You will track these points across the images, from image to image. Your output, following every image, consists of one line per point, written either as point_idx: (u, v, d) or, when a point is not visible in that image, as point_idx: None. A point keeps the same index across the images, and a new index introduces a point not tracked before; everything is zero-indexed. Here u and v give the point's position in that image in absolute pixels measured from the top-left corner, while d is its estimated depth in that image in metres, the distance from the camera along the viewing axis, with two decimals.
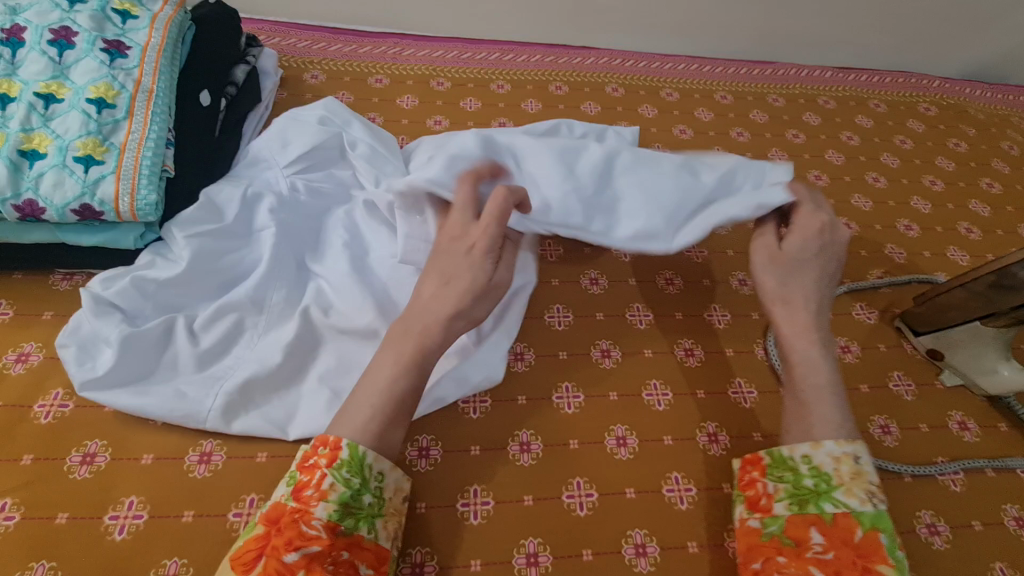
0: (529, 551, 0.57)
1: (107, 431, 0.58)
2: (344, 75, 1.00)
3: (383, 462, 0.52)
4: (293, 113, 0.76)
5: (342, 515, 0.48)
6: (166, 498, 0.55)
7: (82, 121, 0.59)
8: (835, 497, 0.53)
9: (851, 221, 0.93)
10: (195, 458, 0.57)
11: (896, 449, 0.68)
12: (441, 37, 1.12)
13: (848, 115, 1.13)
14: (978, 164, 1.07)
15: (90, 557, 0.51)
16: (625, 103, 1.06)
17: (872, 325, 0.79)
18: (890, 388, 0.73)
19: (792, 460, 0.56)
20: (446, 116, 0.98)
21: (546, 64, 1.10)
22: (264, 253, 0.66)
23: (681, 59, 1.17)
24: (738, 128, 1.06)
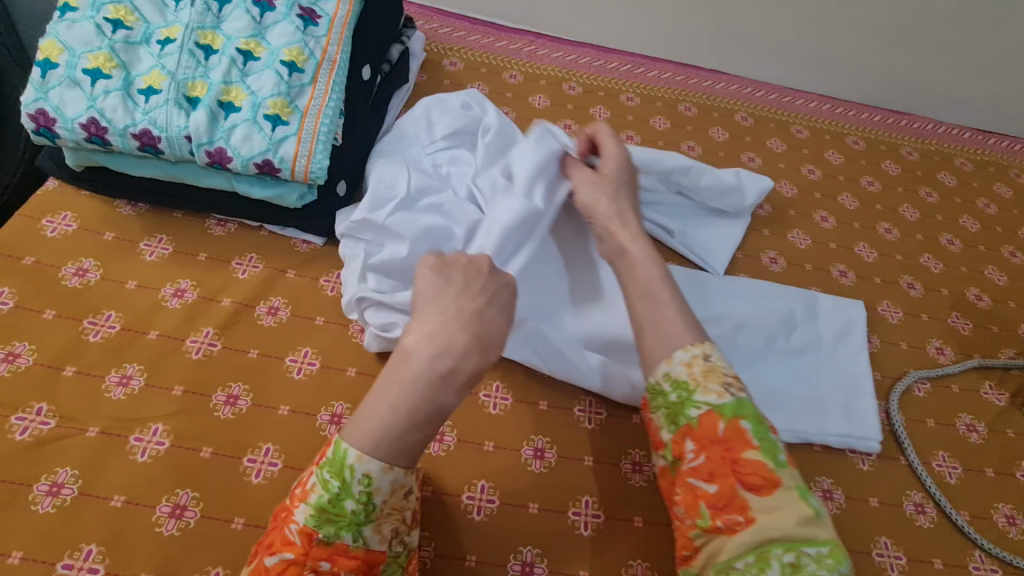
0: (637, 574, 0.56)
1: (250, 377, 0.61)
2: (481, 66, 1.02)
3: (369, 463, 0.45)
4: (438, 96, 0.77)
5: (320, 523, 0.45)
6: (300, 451, 0.57)
7: (275, 80, 0.62)
8: (695, 402, 0.51)
9: (983, 293, 0.88)
10: (327, 417, 0.60)
11: (1021, 543, 0.64)
12: (575, 42, 1.12)
13: (984, 180, 1.07)
14: None
15: (228, 495, 0.54)
16: (753, 134, 1.04)
17: (1001, 407, 0.75)
18: (1017, 477, 0.69)
19: (656, 382, 0.54)
20: (576, 121, 0.98)
21: (676, 82, 1.09)
22: (417, 218, 0.66)
23: (813, 97, 1.14)
24: (868, 176, 1.02)
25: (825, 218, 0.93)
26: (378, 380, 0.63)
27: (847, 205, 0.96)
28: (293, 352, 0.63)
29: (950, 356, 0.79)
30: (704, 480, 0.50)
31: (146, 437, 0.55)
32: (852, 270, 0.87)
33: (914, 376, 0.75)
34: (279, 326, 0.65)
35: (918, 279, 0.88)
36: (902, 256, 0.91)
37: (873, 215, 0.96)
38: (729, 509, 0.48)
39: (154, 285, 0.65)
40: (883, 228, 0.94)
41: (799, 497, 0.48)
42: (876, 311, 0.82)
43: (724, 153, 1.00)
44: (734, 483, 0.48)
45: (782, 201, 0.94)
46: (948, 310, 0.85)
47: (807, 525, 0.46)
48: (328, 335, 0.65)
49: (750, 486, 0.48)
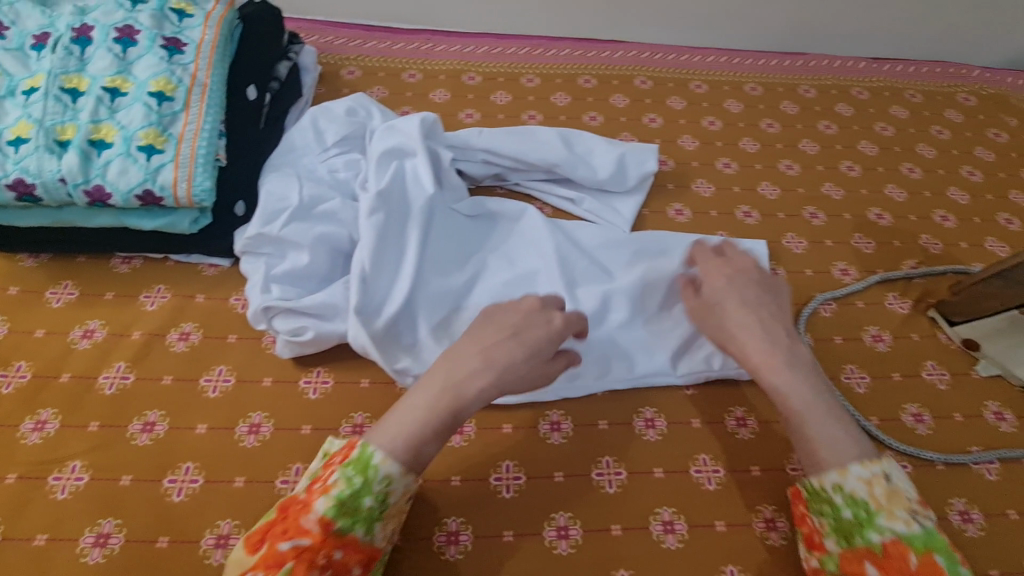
0: (560, 525, 0.58)
1: (166, 403, 0.62)
2: (379, 71, 1.04)
3: (391, 464, 0.52)
4: (322, 105, 0.79)
5: (338, 513, 0.50)
6: (220, 465, 0.59)
7: (145, 112, 0.63)
8: (879, 525, 0.52)
9: (884, 212, 0.92)
10: (245, 428, 0.61)
11: (929, 438, 0.68)
12: (471, 34, 1.14)
13: (881, 105, 1.11)
14: (1019, 155, 1.04)
15: (152, 517, 0.55)
16: (653, 96, 1.07)
17: (906, 315, 0.78)
18: (923, 377, 0.72)
19: (825, 491, 0.55)
20: (477, 110, 1.00)
21: (574, 57, 1.11)
22: (313, 225, 0.68)
23: (710, 52, 1.17)
24: (768, 119, 1.05)
25: (727, 164, 0.96)
26: (293, 385, 0.64)
27: (748, 148, 0.99)
28: (207, 372, 0.65)
29: (855, 275, 0.83)
30: None
31: (65, 475, 0.57)
32: (756, 209, 0.90)
33: (829, 298, 0.78)
34: (191, 349, 0.66)
35: (821, 208, 0.91)
36: (804, 189, 0.94)
37: (774, 155, 0.99)
38: None
39: (62, 330, 0.66)
40: (784, 165, 0.97)
41: None
42: (781, 243, 0.86)
43: (626, 118, 1.03)
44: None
45: (684, 155, 0.97)
46: (851, 232, 0.88)
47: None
48: (240, 350, 0.66)
49: None
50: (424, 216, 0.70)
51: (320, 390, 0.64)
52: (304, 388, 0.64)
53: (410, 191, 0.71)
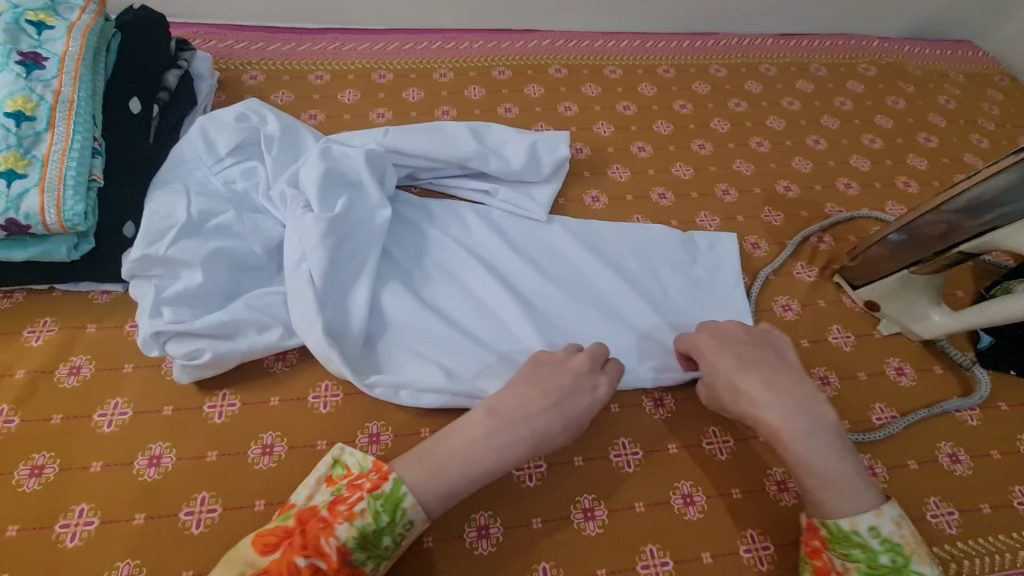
0: (480, 524, 0.58)
1: (55, 443, 0.58)
2: (283, 74, 1.00)
3: (419, 510, 0.51)
4: (211, 113, 0.75)
5: (357, 546, 0.49)
6: (117, 503, 0.56)
7: (1, 135, 0.59)
8: (913, 570, 0.51)
9: (792, 184, 0.95)
10: (144, 462, 0.58)
11: (836, 399, 0.71)
12: (380, 31, 1.11)
13: (788, 80, 1.14)
14: (916, 120, 1.10)
15: (44, 566, 0.52)
16: (568, 84, 1.07)
17: (812, 283, 0.81)
18: (829, 341, 0.75)
19: (858, 534, 0.52)
20: (389, 109, 0.98)
21: (488, 49, 1.10)
22: (204, 242, 0.65)
23: (623, 37, 1.17)
24: (681, 100, 1.07)
25: (642, 147, 0.97)
26: (197, 412, 0.62)
27: (662, 131, 1.01)
28: (101, 407, 0.61)
29: (766, 248, 0.85)
30: None
31: None
32: (670, 190, 0.91)
33: (759, 279, 0.80)
34: (82, 384, 0.62)
35: (733, 184, 0.93)
36: (716, 166, 0.96)
37: (687, 135, 1.01)
38: None
39: None
40: (697, 144, 0.99)
41: None
42: (695, 223, 0.88)
43: (542, 108, 1.02)
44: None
45: (600, 141, 0.97)
46: (761, 207, 0.91)
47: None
48: (137, 379, 0.63)
49: None
50: (372, 231, 0.70)
51: (226, 414, 0.62)
52: (208, 414, 0.61)
53: (357, 206, 0.70)
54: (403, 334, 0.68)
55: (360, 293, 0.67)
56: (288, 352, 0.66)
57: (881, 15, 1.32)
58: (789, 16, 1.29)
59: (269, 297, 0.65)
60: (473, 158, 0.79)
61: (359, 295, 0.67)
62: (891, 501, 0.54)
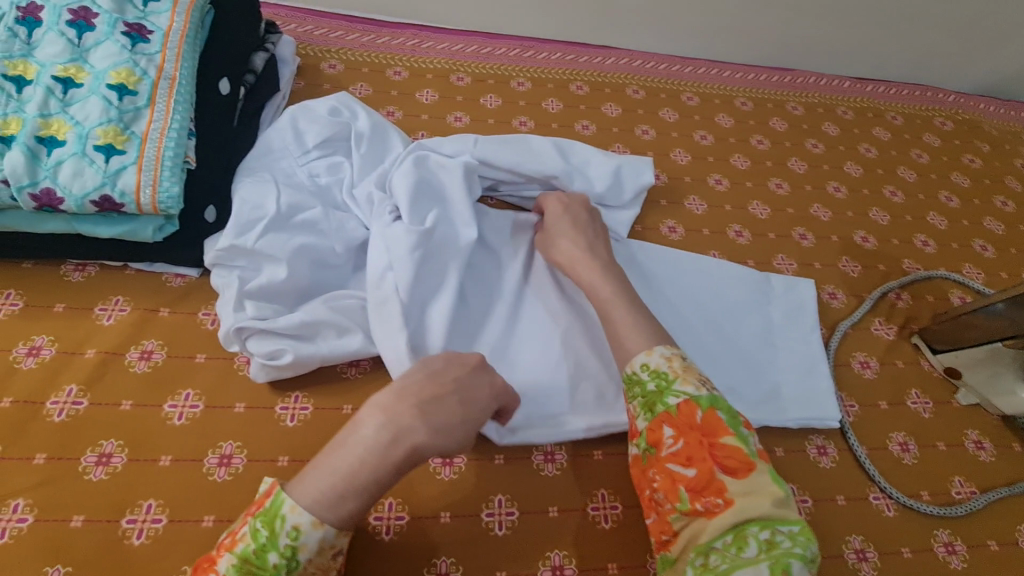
0: (555, 564, 0.57)
1: (124, 432, 0.56)
2: (361, 65, 0.97)
3: (301, 514, 0.45)
4: (303, 103, 0.73)
5: (238, 574, 0.44)
6: (185, 502, 0.53)
7: (103, 107, 0.57)
8: (675, 390, 0.53)
9: (870, 235, 0.92)
10: (214, 461, 0.56)
11: (915, 467, 0.68)
12: (458, 31, 1.08)
13: (865, 126, 1.11)
14: (992, 181, 1.07)
15: (109, 562, 0.50)
16: (646, 106, 1.04)
17: (891, 341, 0.79)
18: (908, 405, 0.73)
19: (634, 373, 0.56)
20: (466, 113, 0.96)
21: (566, 62, 1.07)
22: (290, 236, 0.63)
23: (700, 62, 1.14)
24: (758, 135, 1.04)
25: (719, 180, 0.95)
26: (269, 412, 0.59)
27: (739, 165, 0.98)
28: (172, 398, 0.59)
29: (843, 299, 0.83)
30: (682, 465, 0.51)
31: (6, 515, 0.51)
32: (747, 229, 0.89)
33: (838, 333, 0.77)
34: (154, 371, 0.60)
35: (810, 229, 0.91)
36: (794, 209, 0.94)
37: (764, 173, 0.98)
38: (707, 492, 0.49)
39: (4, 346, 0.59)
40: (774, 183, 0.97)
41: (773, 481, 0.49)
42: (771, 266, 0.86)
43: (619, 129, 0.99)
44: (712, 465, 0.49)
45: (677, 170, 0.95)
46: (839, 256, 0.88)
47: (781, 506, 0.48)
48: (210, 372, 0.61)
49: (726, 468, 0.49)
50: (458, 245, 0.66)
51: (298, 418, 0.60)
52: (281, 415, 0.59)
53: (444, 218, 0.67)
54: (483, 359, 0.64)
55: (441, 309, 0.63)
56: (362, 359, 0.64)
57: (959, 68, 1.29)
58: (867, 59, 1.26)
59: (348, 299, 0.63)
60: (560, 177, 0.77)
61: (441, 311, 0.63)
62: (667, 344, 0.58)
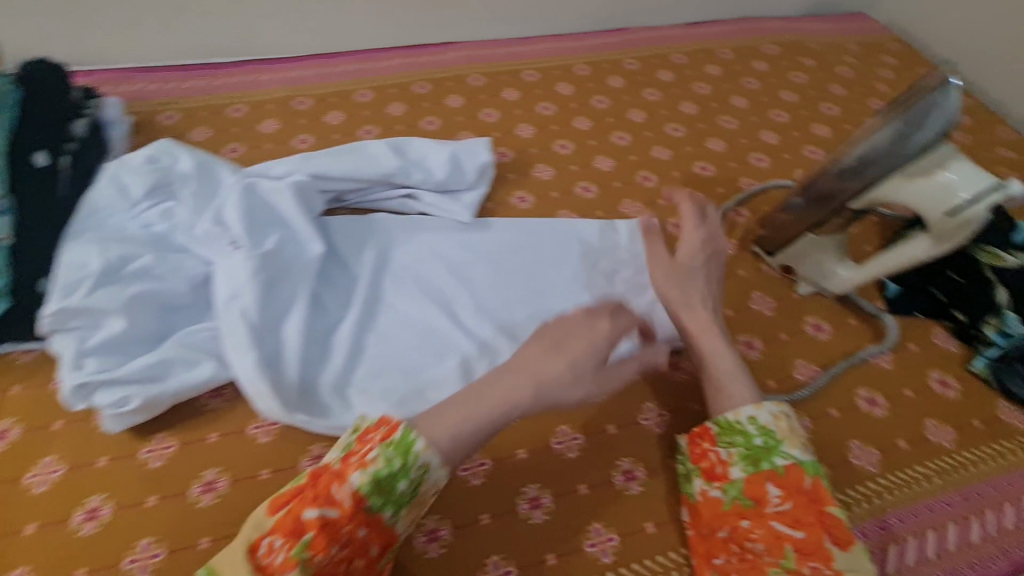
0: (430, 528, 0.60)
1: None
2: (199, 111, 0.99)
3: (431, 453, 0.52)
4: (121, 157, 0.74)
5: (372, 491, 0.50)
6: (58, 562, 0.55)
7: None
8: (783, 451, 0.58)
9: (708, 164, 0.99)
10: (81, 515, 0.57)
11: (762, 362, 0.74)
12: (298, 57, 1.11)
13: (698, 67, 1.19)
14: (817, 92, 1.16)
15: None
16: (486, 92, 1.09)
17: (731, 256, 0.85)
18: (751, 308, 0.79)
19: (740, 423, 0.60)
20: (310, 135, 0.98)
21: (407, 66, 1.12)
22: (123, 287, 0.64)
23: (535, 41, 1.20)
24: (598, 97, 1.10)
25: (563, 146, 1.00)
26: (135, 458, 0.61)
27: (581, 127, 1.04)
28: (31, 469, 0.59)
29: None
30: (790, 526, 0.55)
31: None
32: (594, 183, 0.95)
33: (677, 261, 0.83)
34: (11, 448, 0.61)
35: (653, 171, 0.98)
36: (636, 156, 1.00)
37: (604, 129, 1.04)
38: (814, 555, 0.53)
39: None
40: (614, 136, 1.03)
41: (867, 558, 0.54)
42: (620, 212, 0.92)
43: (463, 117, 1.04)
44: (821, 532, 0.54)
45: (522, 143, 1.00)
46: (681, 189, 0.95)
47: None
48: (69, 435, 0.62)
49: (836, 539, 0.54)
50: (304, 263, 0.70)
51: (164, 457, 0.61)
52: (145, 459, 0.61)
53: (286, 239, 0.70)
54: (344, 363, 0.67)
55: (292, 327, 0.66)
56: (224, 386, 0.66)
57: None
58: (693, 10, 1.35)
59: (197, 334, 0.65)
60: (396, 173, 0.81)
61: (294, 329, 0.66)
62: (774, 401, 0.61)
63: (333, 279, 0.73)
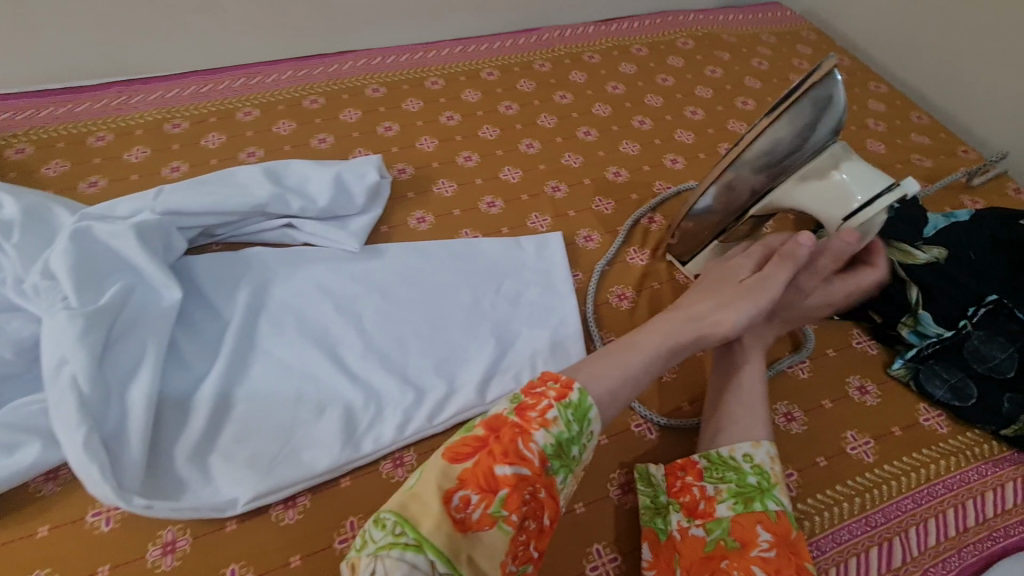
0: None
1: (21, 499, 0.59)
2: (276, 105, 1.04)
3: (597, 422, 0.59)
4: (227, 171, 0.80)
5: (555, 454, 0.54)
6: (73, 563, 0.56)
7: None
8: (775, 497, 0.59)
9: None
10: (97, 514, 0.58)
11: (804, 435, 0.69)
12: (381, 61, 1.14)
13: (774, 93, 1.19)
14: (903, 140, 1.12)
15: None
16: (540, 97, 1.12)
17: None
18: (785, 370, 0.74)
19: (733, 460, 0.62)
20: (370, 146, 0.99)
21: (485, 79, 1.14)
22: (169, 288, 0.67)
23: (612, 52, 1.23)
24: (680, 130, 1.08)
25: (617, 172, 0.99)
26: None
27: (630, 151, 1.03)
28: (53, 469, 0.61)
29: None
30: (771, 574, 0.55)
31: None
32: (659, 215, 0.93)
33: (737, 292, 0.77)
34: None
35: None
36: None
37: (656, 151, 1.03)
38: None
39: None
40: (669, 159, 1.02)
41: None
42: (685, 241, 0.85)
43: (521, 125, 1.06)
44: None
45: (573, 173, 0.98)
46: None
47: None
48: None
49: None
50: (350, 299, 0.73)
51: None
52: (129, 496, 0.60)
53: None
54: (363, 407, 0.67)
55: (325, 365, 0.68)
56: None
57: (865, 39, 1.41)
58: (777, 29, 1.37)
59: None
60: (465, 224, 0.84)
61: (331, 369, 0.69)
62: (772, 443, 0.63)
63: (362, 349, 0.72)
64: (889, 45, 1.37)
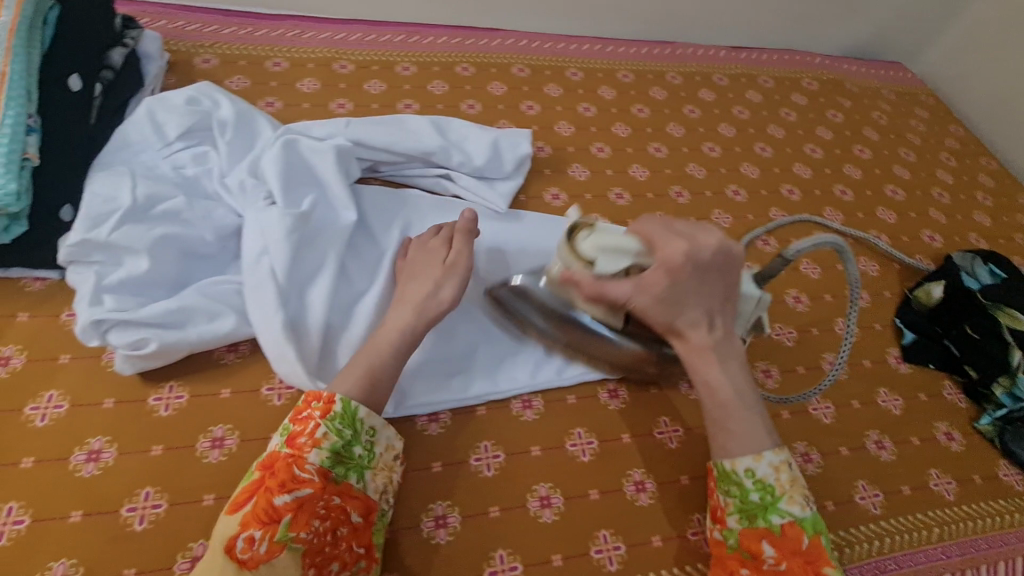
0: (542, 495, 0.66)
1: (205, 362, 0.67)
2: (432, 66, 1.11)
3: (375, 418, 0.59)
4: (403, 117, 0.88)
5: (332, 463, 0.55)
6: (250, 426, 0.64)
7: None
8: (779, 510, 0.60)
9: None
10: (269, 389, 0.66)
11: (891, 464, 0.74)
12: (526, 44, 1.21)
13: (889, 147, 1.23)
14: (1008, 218, 1.16)
15: (183, 477, 0.59)
16: (670, 107, 1.17)
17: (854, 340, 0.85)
18: (880, 403, 0.79)
19: (736, 475, 0.62)
20: (513, 120, 1.06)
21: (620, 79, 1.20)
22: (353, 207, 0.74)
23: (740, 78, 1.28)
24: (799, 164, 1.13)
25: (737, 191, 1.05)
26: None
27: (750, 174, 1.08)
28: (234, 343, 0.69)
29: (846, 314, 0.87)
30: None
31: (89, 452, 0.59)
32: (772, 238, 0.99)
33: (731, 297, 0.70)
34: None
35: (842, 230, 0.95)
36: None
37: (774, 179, 1.09)
38: None
39: None
40: (786, 189, 1.07)
41: None
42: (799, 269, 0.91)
43: (651, 129, 1.12)
44: None
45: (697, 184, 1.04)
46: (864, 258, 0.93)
47: None
48: None
49: None
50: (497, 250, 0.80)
51: (283, 397, 0.66)
52: (267, 396, 0.66)
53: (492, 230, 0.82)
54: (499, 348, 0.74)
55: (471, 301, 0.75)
56: None
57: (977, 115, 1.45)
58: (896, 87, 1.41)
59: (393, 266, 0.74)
60: None
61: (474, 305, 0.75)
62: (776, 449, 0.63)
63: None
64: (1003, 126, 1.41)
